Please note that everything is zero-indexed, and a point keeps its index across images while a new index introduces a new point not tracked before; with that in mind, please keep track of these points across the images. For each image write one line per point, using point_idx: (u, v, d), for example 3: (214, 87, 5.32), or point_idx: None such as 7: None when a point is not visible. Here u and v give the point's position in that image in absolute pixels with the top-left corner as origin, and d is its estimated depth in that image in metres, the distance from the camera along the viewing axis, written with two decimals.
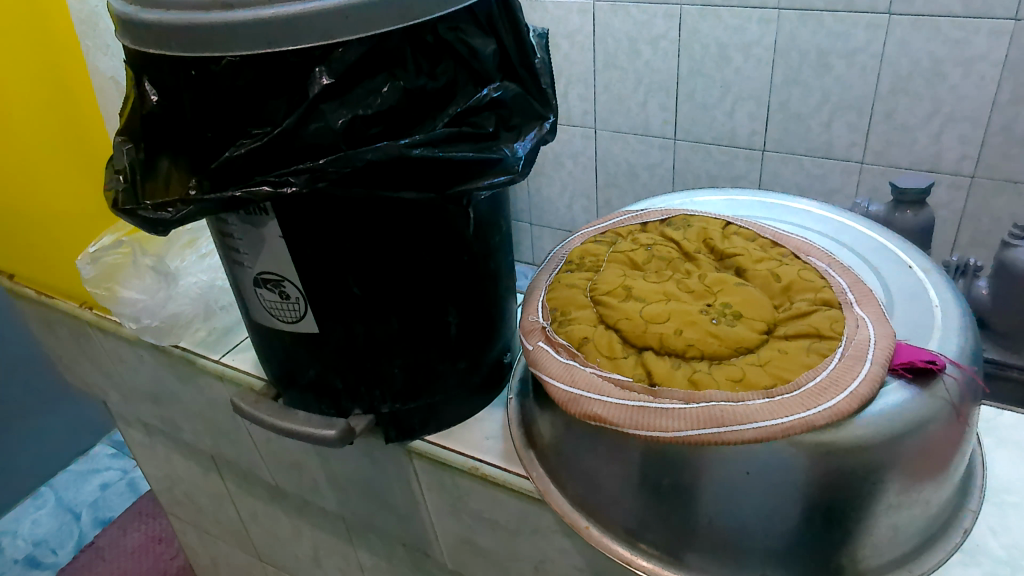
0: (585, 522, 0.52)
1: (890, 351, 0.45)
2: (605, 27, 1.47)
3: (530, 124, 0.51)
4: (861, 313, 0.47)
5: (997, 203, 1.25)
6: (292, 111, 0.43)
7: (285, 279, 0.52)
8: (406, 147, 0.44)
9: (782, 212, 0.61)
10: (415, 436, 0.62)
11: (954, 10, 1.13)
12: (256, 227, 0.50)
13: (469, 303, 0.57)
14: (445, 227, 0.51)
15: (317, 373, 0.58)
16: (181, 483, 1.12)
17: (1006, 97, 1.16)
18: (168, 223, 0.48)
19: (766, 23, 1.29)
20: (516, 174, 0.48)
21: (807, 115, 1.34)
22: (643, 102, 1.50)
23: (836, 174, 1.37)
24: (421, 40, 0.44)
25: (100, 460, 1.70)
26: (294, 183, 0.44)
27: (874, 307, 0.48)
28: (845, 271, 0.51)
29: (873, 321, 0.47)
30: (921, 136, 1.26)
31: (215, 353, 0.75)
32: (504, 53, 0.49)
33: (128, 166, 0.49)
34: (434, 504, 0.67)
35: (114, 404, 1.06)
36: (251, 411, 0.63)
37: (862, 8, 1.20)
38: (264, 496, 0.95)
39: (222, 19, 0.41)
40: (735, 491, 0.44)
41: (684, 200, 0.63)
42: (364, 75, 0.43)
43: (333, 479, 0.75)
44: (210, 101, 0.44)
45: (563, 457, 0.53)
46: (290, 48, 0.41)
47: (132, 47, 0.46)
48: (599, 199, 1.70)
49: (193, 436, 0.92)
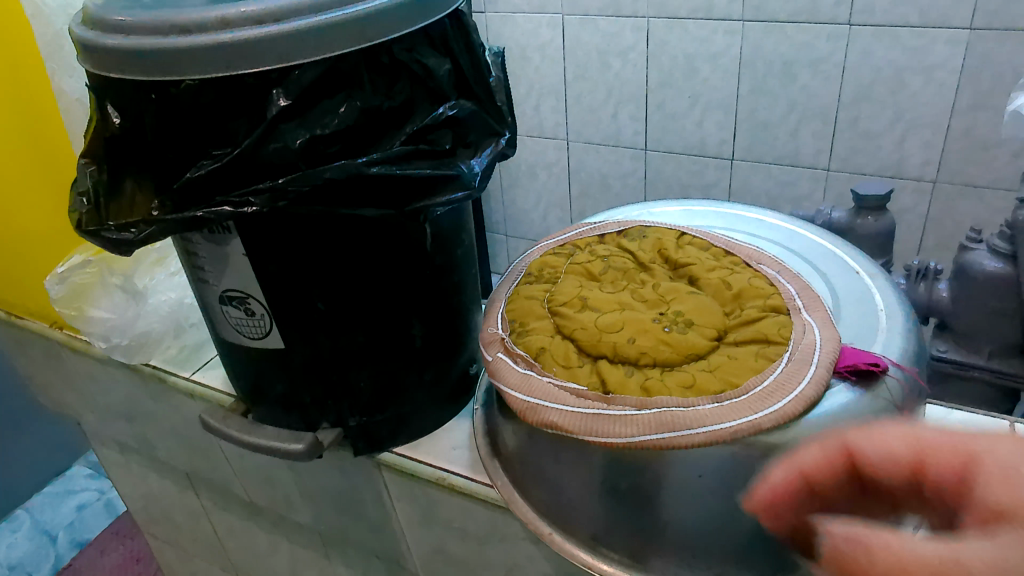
0: (549, 528, 0.53)
1: (835, 355, 0.46)
2: (574, 40, 1.49)
3: (487, 141, 0.52)
4: (808, 318, 0.49)
5: (959, 207, 1.28)
6: (251, 131, 0.44)
7: (249, 296, 0.53)
8: (364, 165, 0.45)
9: (736, 220, 0.63)
10: (384, 448, 0.63)
11: (912, 20, 1.16)
12: (219, 245, 0.51)
13: (433, 316, 0.58)
14: (406, 242, 0.52)
15: (285, 388, 0.59)
16: (157, 501, 1.12)
17: (965, 104, 1.19)
18: (131, 243, 0.49)
19: (732, 35, 1.32)
20: (473, 190, 0.50)
21: (774, 124, 1.37)
22: (615, 114, 1.53)
23: (804, 181, 1.40)
24: (377, 61, 0.45)
25: (77, 481, 1.69)
26: (255, 202, 0.46)
27: (821, 311, 0.50)
28: (793, 277, 0.53)
29: (820, 326, 0.48)
30: (884, 142, 1.29)
31: (186, 369, 0.75)
32: (460, 72, 0.50)
33: (91, 188, 0.50)
34: (405, 515, 0.68)
35: (88, 423, 1.05)
36: (219, 427, 0.63)
37: (824, 19, 1.23)
38: (239, 512, 0.95)
39: (179, 43, 0.42)
40: (690, 493, 0.45)
41: (642, 211, 0.65)
42: (322, 96, 0.44)
43: (306, 493, 0.76)
44: (170, 123, 0.45)
45: (527, 464, 0.54)
46: (247, 70, 0.42)
47: (94, 71, 0.46)
48: (574, 209, 1.71)
49: (167, 454, 0.92)
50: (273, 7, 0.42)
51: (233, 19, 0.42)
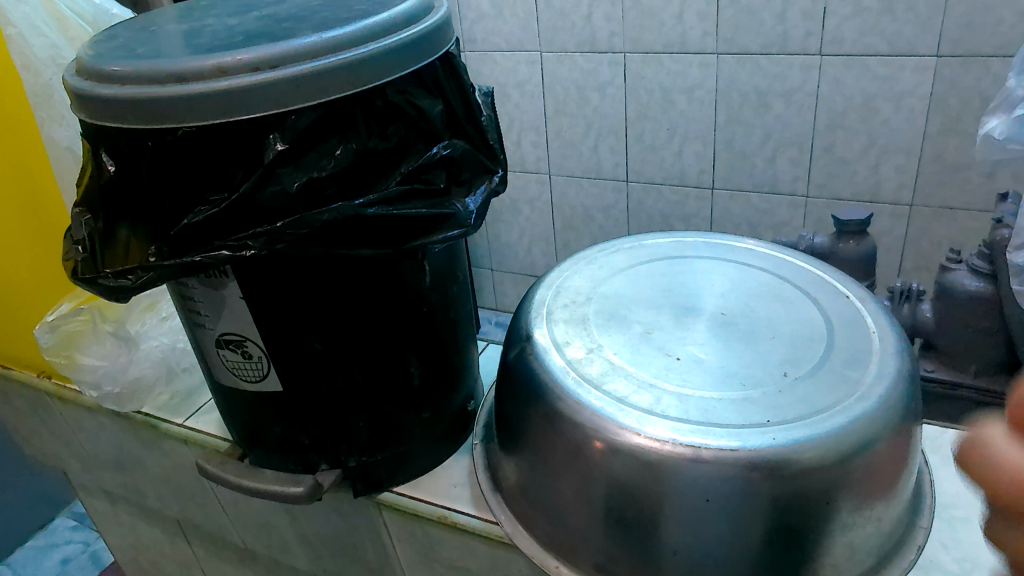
0: (554, 561, 0.52)
1: (830, 392, 0.47)
2: (553, 76, 1.51)
3: (480, 178, 0.53)
4: (803, 361, 0.50)
5: (936, 229, 1.31)
6: (248, 176, 0.44)
7: (247, 339, 0.53)
8: (361, 207, 0.46)
9: (726, 250, 0.64)
10: (384, 488, 0.63)
11: (880, 49, 1.19)
12: (216, 289, 0.51)
13: (430, 353, 0.58)
14: (403, 280, 0.53)
15: (283, 431, 0.58)
16: (147, 551, 1.10)
17: (935, 128, 1.22)
18: (129, 289, 0.49)
19: (706, 67, 1.35)
20: (468, 227, 0.51)
21: (751, 153, 1.39)
22: (595, 147, 1.55)
23: (783, 208, 1.42)
24: (371, 104, 0.46)
25: (60, 533, 1.65)
26: (253, 246, 0.46)
27: (811, 351, 0.51)
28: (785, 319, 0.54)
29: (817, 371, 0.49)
30: (859, 168, 1.32)
31: (179, 416, 0.74)
32: (452, 112, 0.51)
33: (87, 236, 0.50)
34: (406, 555, 0.67)
35: (75, 473, 1.04)
36: (217, 472, 0.63)
37: (795, 50, 1.26)
38: (233, 559, 0.93)
39: (175, 92, 0.42)
40: (696, 519, 0.45)
41: (632, 244, 0.66)
42: (317, 139, 0.45)
43: (304, 537, 0.75)
44: (167, 170, 0.45)
45: (531, 497, 0.54)
46: (244, 117, 0.43)
47: (89, 120, 0.47)
48: (558, 242, 1.73)
49: (158, 502, 0.90)
50: (268, 54, 0.43)
51: (228, 67, 0.42)
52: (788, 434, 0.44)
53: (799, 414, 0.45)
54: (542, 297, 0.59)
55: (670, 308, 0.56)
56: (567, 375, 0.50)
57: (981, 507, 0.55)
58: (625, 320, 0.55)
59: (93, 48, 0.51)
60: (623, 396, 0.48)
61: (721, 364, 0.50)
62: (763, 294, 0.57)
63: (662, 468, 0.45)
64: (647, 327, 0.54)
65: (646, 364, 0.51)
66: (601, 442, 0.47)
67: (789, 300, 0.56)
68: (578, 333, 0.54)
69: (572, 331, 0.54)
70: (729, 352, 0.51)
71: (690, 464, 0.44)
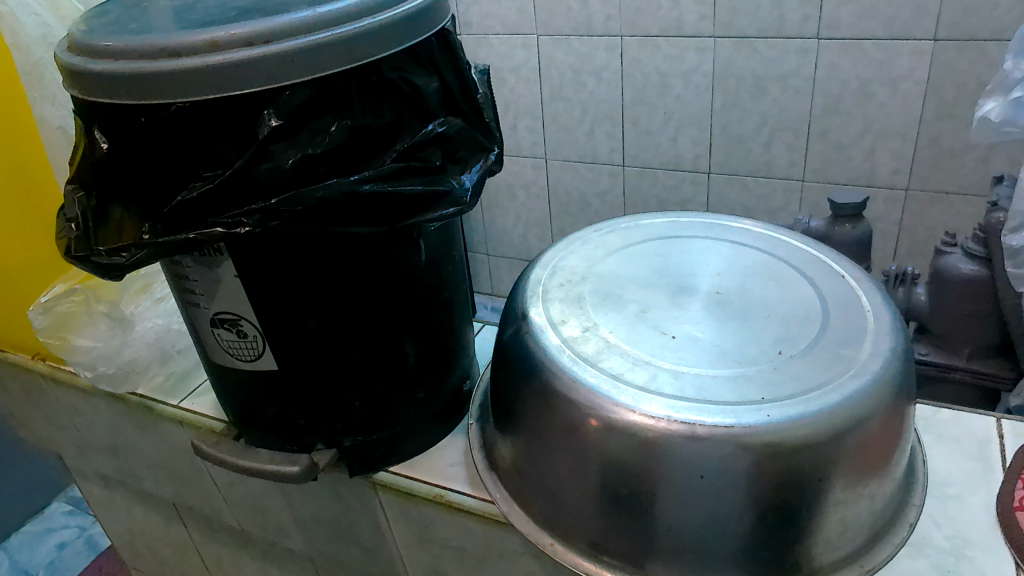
0: (550, 539, 0.53)
1: (826, 369, 0.47)
2: (548, 61, 1.50)
3: (475, 157, 0.53)
4: (797, 340, 0.50)
5: (931, 214, 1.31)
6: (242, 153, 0.44)
7: (241, 318, 0.53)
8: (356, 183, 0.46)
9: (722, 230, 0.64)
10: (379, 468, 0.63)
11: (877, 33, 1.19)
12: (211, 268, 0.51)
13: (426, 332, 0.58)
14: (397, 259, 0.53)
15: (278, 411, 0.58)
16: (143, 535, 1.10)
17: (931, 113, 1.22)
18: (122, 267, 0.49)
19: (703, 52, 1.34)
20: (464, 205, 0.50)
21: (747, 138, 1.39)
22: (591, 132, 1.55)
23: (779, 193, 1.42)
24: (366, 81, 0.46)
25: (57, 519, 1.65)
26: (247, 223, 0.45)
27: (806, 330, 0.51)
28: (780, 299, 0.54)
29: (811, 349, 0.49)
30: (855, 153, 1.31)
31: (174, 398, 0.74)
32: (447, 89, 0.51)
33: (80, 214, 0.50)
34: (401, 535, 0.67)
35: (71, 457, 1.03)
36: (211, 452, 0.63)
37: (791, 35, 1.25)
38: (229, 542, 0.94)
39: (168, 67, 0.42)
40: (692, 497, 0.45)
41: (628, 224, 0.65)
42: (312, 116, 0.44)
43: (299, 518, 0.75)
44: (160, 146, 0.44)
45: (527, 476, 0.54)
46: (237, 92, 0.42)
47: (80, 96, 0.46)
48: (554, 227, 1.72)
49: (153, 485, 0.90)
50: (261, 28, 0.42)
51: (222, 42, 0.42)
52: (782, 411, 0.44)
53: (794, 391, 0.46)
54: (538, 276, 0.59)
55: (666, 287, 0.56)
56: (562, 353, 0.50)
57: (973, 486, 0.56)
58: (621, 300, 0.55)
59: (85, 24, 0.50)
60: (618, 374, 0.48)
61: (716, 343, 0.50)
62: (759, 273, 0.57)
63: (658, 445, 0.45)
64: (642, 306, 0.54)
65: (641, 343, 0.51)
66: (597, 419, 0.47)
67: (784, 279, 0.57)
68: (573, 312, 0.54)
69: (567, 310, 0.54)
70: (725, 330, 0.51)
71: (685, 441, 0.44)
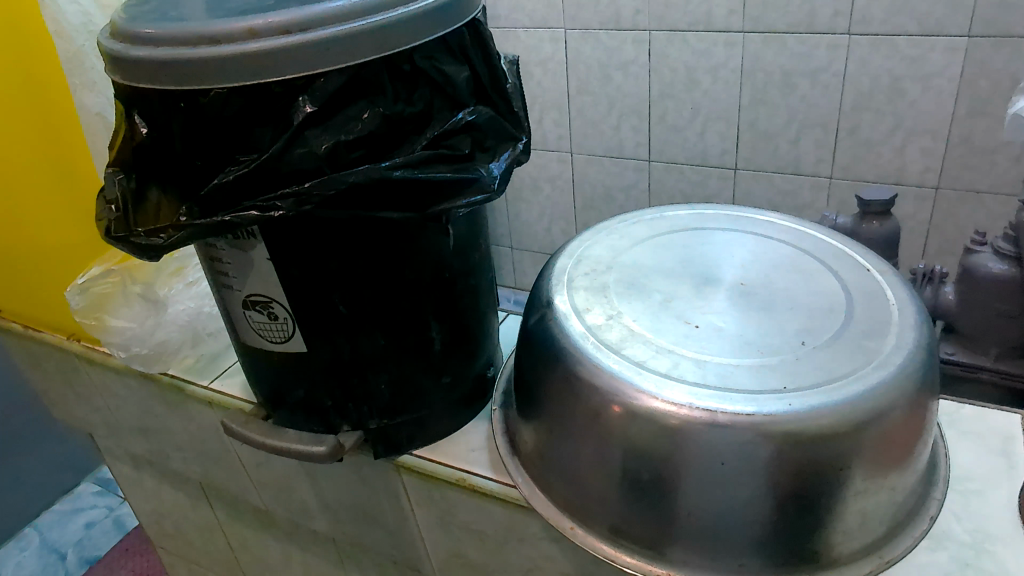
0: (570, 523, 0.54)
1: (849, 362, 0.47)
2: (576, 54, 1.50)
3: (503, 146, 0.54)
4: (820, 332, 0.50)
5: (961, 213, 1.29)
6: (278, 138, 0.45)
7: (272, 300, 0.54)
8: (387, 169, 0.47)
9: (747, 223, 0.64)
10: (402, 451, 0.64)
11: (910, 29, 1.18)
12: (244, 250, 0.52)
13: (451, 318, 0.59)
14: (425, 245, 0.54)
15: (306, 392, 0.60)
16: (170, 515, 1.12)
17: (964, 110, 1.21)
18: (160, 248, 0.50)
19: (731, 46, 1.34)
20: (491, 192, 0.51)
21: (775, 134, 1.39)
22: (617, 126, 1.55)
23: (806, 190, 1.41)
24: (398, 69, 0.47)
25: (85, 499, 1.69)
26: (281, 207, 0.47)
27: (828, 323, 0.51)
28: (804, 292, 0.54)
29: (834, 341, 0.49)
30: (884, 150, 1.30)
31: (203, 379, 0.76)
32: (477, 78, 0.52)
33: (119, 196, 0.51)
34: (423, 518, 0.69)
35: (101, 437, 1.06)
36: (240, 431, 0.64)
37: (822, 30, 1.25)
38: (254, 523, 0.96)
39: (207, 54, 0.43)
40: (712, 483, 0.46)
41: (654, 216, 0.66)
42: (345, 103, 0.45)
43: (322, 499, 0.76)
44: (199, 130, 0.46)
45: (549, 461, 0.54)
46: (274, 79, 0.43)
47: (122, 81, 0.48)
48: (578, 221, 1.73)
49: (181, 465, 0.92)
50: (298, 17, 0.43)
51: (260, 30, 0.43)
52: (803, 400, 0.45)
53: (815, 381, 0.46)
54: (563, 265, 0.59)
55: (690, 278, 0.57)
56: (586, 340, 0.51)
57: (996, 482, 0.56)
58: (645, 290, 0.56)
59: (126, 12, 0.51)
60: (641, 361, 0.49)
61: (739, 333, 0.51)
62: (784, 265, 0.58)
63: (679, 431, 0.45)
64: (666, 296, 0.55)
65: (665, 331, 0.51)
66: (619, 406, 0.47)
67: (808, 272, 0.57)
68: (598, 300, 0.55)
69: (592, 298, 0.55)
70: (748, 321, 0.52)
71: (707, 428, 0.45)
